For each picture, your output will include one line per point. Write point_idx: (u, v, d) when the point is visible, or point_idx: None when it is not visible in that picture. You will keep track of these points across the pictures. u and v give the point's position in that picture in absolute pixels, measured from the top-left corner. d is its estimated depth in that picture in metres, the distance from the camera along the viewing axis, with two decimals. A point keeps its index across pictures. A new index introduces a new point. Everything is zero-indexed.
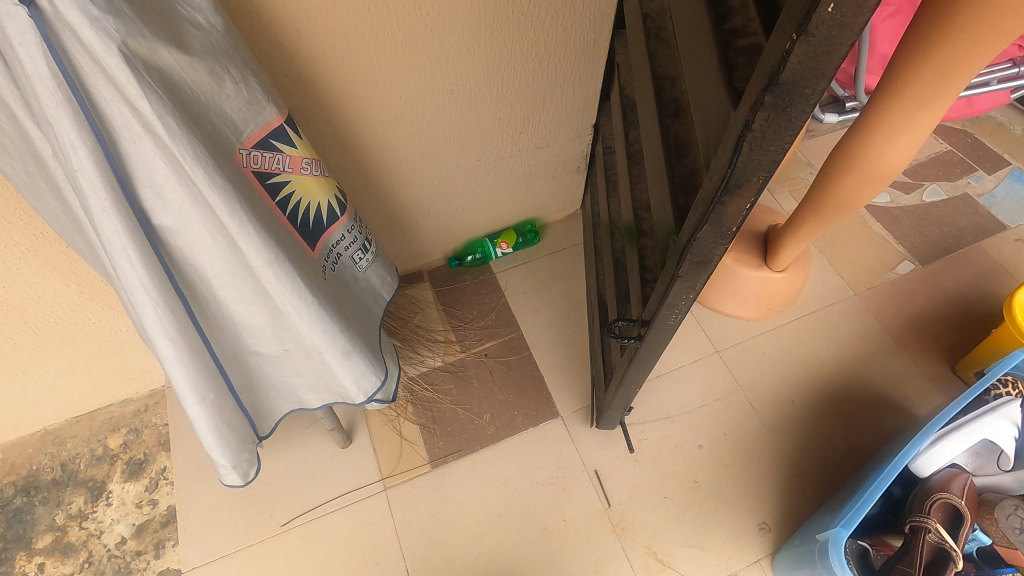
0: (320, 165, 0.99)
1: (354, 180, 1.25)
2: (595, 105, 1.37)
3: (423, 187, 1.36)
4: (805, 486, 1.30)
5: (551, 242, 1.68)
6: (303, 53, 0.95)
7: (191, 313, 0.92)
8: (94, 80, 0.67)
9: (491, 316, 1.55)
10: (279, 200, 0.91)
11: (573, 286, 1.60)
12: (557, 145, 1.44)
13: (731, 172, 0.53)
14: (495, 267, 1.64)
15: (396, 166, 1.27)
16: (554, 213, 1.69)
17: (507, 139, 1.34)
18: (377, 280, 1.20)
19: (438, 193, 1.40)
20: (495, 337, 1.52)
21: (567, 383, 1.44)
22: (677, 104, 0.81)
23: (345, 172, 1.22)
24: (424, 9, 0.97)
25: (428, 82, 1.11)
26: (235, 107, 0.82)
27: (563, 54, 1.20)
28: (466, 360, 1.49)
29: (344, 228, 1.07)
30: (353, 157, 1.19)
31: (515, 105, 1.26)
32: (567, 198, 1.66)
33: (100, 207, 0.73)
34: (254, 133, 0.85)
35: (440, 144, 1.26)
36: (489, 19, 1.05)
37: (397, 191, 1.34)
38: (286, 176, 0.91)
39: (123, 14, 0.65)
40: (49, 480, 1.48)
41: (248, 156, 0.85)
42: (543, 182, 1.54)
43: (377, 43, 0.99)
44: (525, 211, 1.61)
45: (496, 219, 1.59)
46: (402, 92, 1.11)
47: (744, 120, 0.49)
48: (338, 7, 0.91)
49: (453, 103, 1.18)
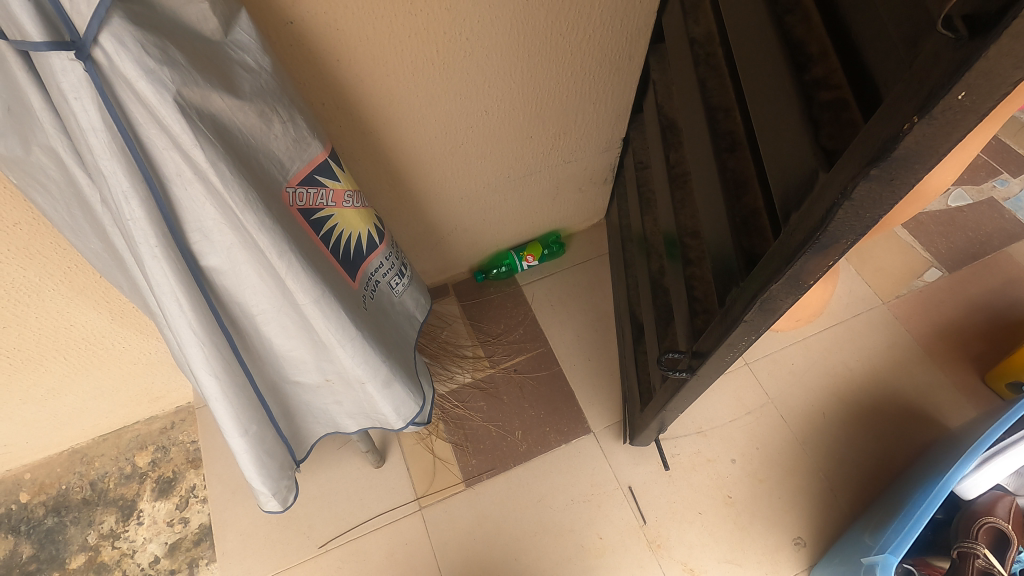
0: (360, 197, 0.98)
1: (386, 201, 1.23)
2: (625, 120, 1.35)
3: (452, 204, 1.34)
4: (838, 500, 1.30)
5: (576, 253, 1.67)
6: (341, 82, 0.93)
7: (235, 349, 0.90)
8: (148, 130, 0.65)
9: (519, 330, 1.54)
10: (323, 234, 0.89)
11: (599, 297, 1.59)
12: (586, 159, 1.42)
13: (820, 234, 0.51)
14: (521, 280, 1.63)
15: (428, 185, 1.25)
16: (578, 224, 1.68)
17: (538, 155, 1.32)
18: (411, 304, 1.20)
19: (467, 209, 1.39)
20: (523, 352, 1.51)
21: (598, 398, 1.44)
22: (733, 137, 0.79)
23: (376, 194, 1.21)
24: (464, 33, 0.95)
25: (463, 103, 1.09)
26: (282, 145, 0.80)
27: (599, 71, 1.17)
28: (496, 376, 1.48)
29: (382, 256, 1.05)
30: (385, 179, 1.18)
31: (548, 122, 1.24)
32: (592, 209, 1.64)
33: (150, 254, 0.72)
34: (300, 170, 0.84)
35: (472, 162, 1.24)
36: (528, 42, 1.03)
37: (428, 210, 1.32)
38: (329, 210, 0.90)
39: (178, 64, 0.63)
40: (79, 500, 1.48)
41: (295, 194, 0.83)
42: (570, 195, 1.53)
43: (415, 69, 0.97)
44: (550, 222, 1.60)
45: (522, 232, 1.58)
46: (436, 116, 1.09)
47: (840, 187, 0.47)
48: (379, 37, 0.89)
49: (487, 123, 1.16)
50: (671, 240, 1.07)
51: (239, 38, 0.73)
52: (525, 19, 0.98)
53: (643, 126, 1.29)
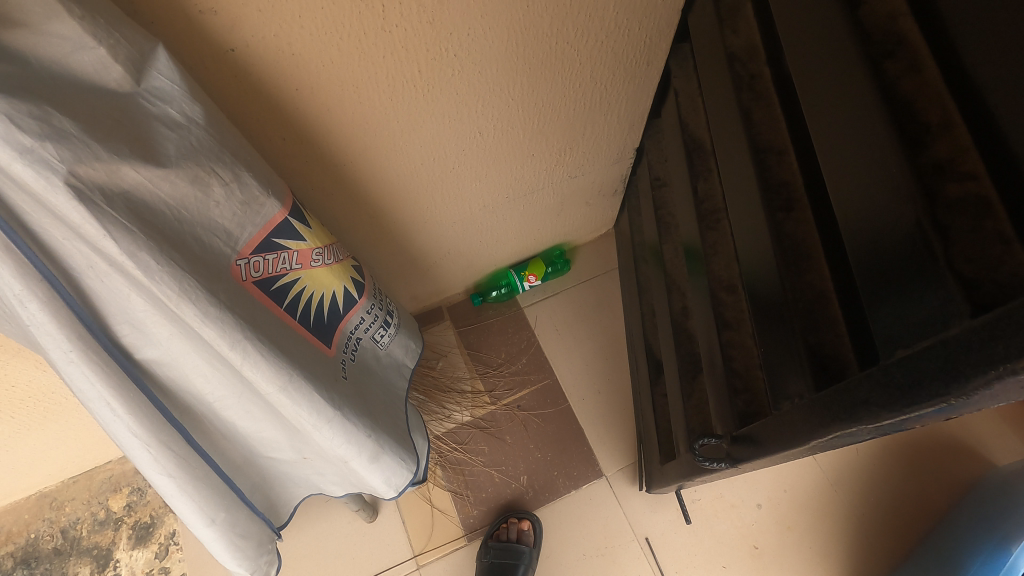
0: (332, 250, 0.82)
1: (364, 231, 1.08)
2: (640, 130, 1.18)
3: (440, 228, 1.18)
4: (874, 550, 1.19)
5: (582, 268, 1.51)
6: (302, 113, 0.77)
7: (190, 439, 0.76)
8: (39, 219, 0.50)
9: (522, 360, 1.40)
10: (287, 304, 0.74)
11: (609, 319, 1.44)
12: (595, 173, 1.25)
13: (955, 396, 0.37)
14: (523, 301, 1.47)
15: (413, 212, 1.09)
16: (585, 236, 1.51)
17: (541, 173, 1.16)
18: (399, 353, 1.05)
19: (459, 233, 1.23)
20: (527, 385, 1.37)
21: (609, 438, 1.31)
22: (790, 192, 0.63)
23: (351, 226, 1.05)
24: (452, 50, 0.78)
25: (453, 125, 0.92)
26: (227, 212, 0.64)
27: (613, 79, 1.00)
28: (497, 414, 1.35)
29: (363, 310, 0.91)
30: (362, 210, 1.02)
31: (552, 139, 1.07)
32: (601, 220, 1.48)
33: (65, 359, 0.57)
34: (253, 236, 0.68)
35: (463, 184, 1.08)
36: (529, 54, 0.85)
37: (413, 237, 1.17)
38: (294, 275, 0.74)
39: (67, 135, 0.47)
40: (50, 550, 1.37)
41: (248, 265, 0.67)
42: (576, 210, 1.36)
43: (393, 92, 0.80)
44: (555, 237, 1.44)
45: (524, 250, 1.42)
46: (422, 142, 0.92)
47: (1001, 353, 0.33)
48: (348, 60, 0.72)
49: (481, 144, 0.99)
50: (698, 276, 0.92)
51: (156, 86, 0.56)
52: (526, 30, 0.81)
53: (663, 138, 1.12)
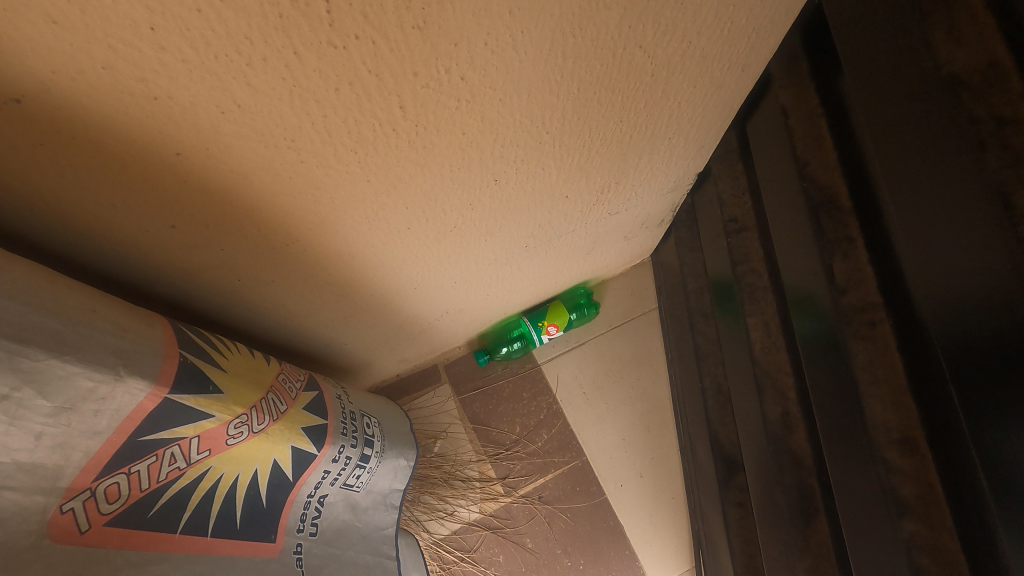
0: (267, 402, 0.53)
1: (327, 309, 0.76)
2: (709, 150, 0.86)
3: (435, 289, 0.87)
4: None
5: (613, 311, 1.20)
6: (197, 181, 0.44)
7: None
8: None
9: (542, 436, 1.11)
10: (187, 522, 0.45)
11: (650, 379, 1.15)
12: (640, 207, 0.94)
13: None
14: (540, 356, 1.17)
15: (397, 280, 0.77)
16: (617, 269, 1.20)
17: (572, 217, 0.84)
18: (388, 483, 0.75)
19: (460, 291, 0.92)
20: (549, 471, 1.09)
21: (656, 538, 1.05)
22: None
23: (308, 306, 0.73)
24: (457, 72, 0.45)
25: (456, 175, 0.59)
26: (12, 442, 0.34)
27: (691, 93, 0.67)
28: (513, 509, 1.07)
29: (327, 461, 0.60)
30: (323, 288, 0.70)
31: (593, 175, 0.75)
32: (638, 252, 1.16)
33: None
34: (95, 454, 0.38)
35: (469, 239, 0.76)
36: (581, 67, 0.52)
37: (398, 306, 0.85)
38: (192, 473, 0.45)
39: None
40: None
41: (94, 501, 0.38)
42: (610, 247, 1.05)
43: (356, 142, 0.47)
44: (581, 277, 1.13)
45: (542, 295, 1.12)
46: (408, 201, 0.60)
47: None
48: (268, 98, 0.39)
49: (495, 193, 0.67)
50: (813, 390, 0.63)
51: None
52: (577, 33, 0.47)
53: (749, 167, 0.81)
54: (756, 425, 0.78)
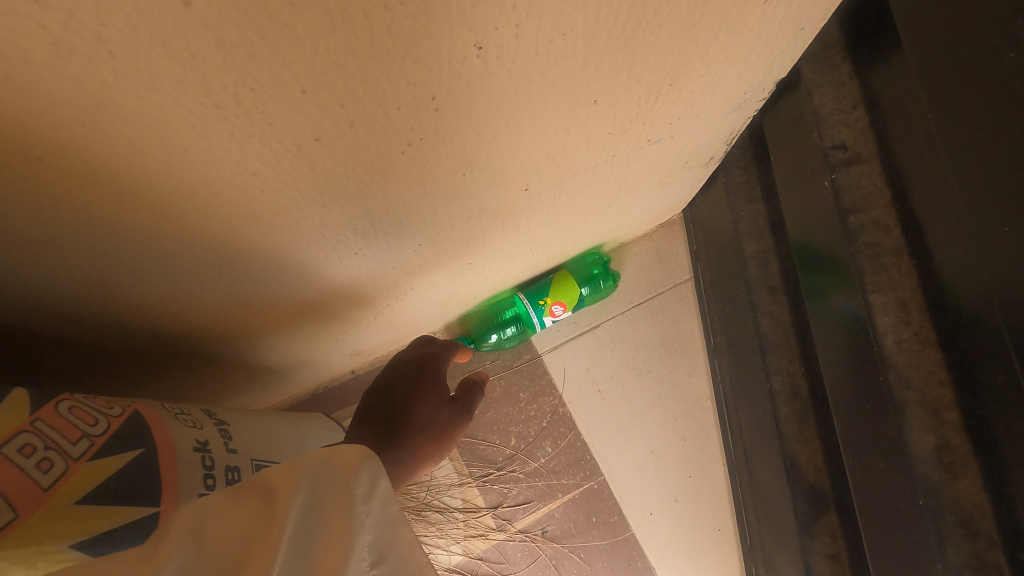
0: None
1: (203, 284, 0.47)
2: (808, 38, 0.56)
3: (387, 251, 0.57)
4: None
5: (636, 281, 0.91)
6: None
7: None
8: None
9: (545, 451, 0.86)
10: None
11: (685, 372, 0.87)
12: (689, 136, 0.65)
13: None
14: (540, 344, 0.90)
15: (320, 238, 0.47)
16: (643, 228, 0.90)
17: (595, 146, 0.56)
18: None
19: (426, 255, 0.63)
20: (554, 497, 0.85)
21: None
22: None
23: (165, 279, 0.44)
24: None
25: (400, 27, 0.29)
26: None
27: None
28: (508, 547, 0.85)
29: None
30: (181, 248, 0.41)
31: (640, 65, 0.45)
32: (673, 205, 0.87)
33: None
34: None
35: (438, 173, 0.46)
36: None
37: (330, 277, 0.56)
38: None
39: None
40: None
41: None
42: (638, 197, 0.76)
43: None
44: (595, 238, 0.84)
45: (542, 264, 0.84)
46: (302, 83, 0.30)
47: None
48: None
49: (475, 82, 0.37)
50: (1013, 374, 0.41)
51: None
52: None
53: (894, 55, 0.52)
54: (879, 460, 0.51)
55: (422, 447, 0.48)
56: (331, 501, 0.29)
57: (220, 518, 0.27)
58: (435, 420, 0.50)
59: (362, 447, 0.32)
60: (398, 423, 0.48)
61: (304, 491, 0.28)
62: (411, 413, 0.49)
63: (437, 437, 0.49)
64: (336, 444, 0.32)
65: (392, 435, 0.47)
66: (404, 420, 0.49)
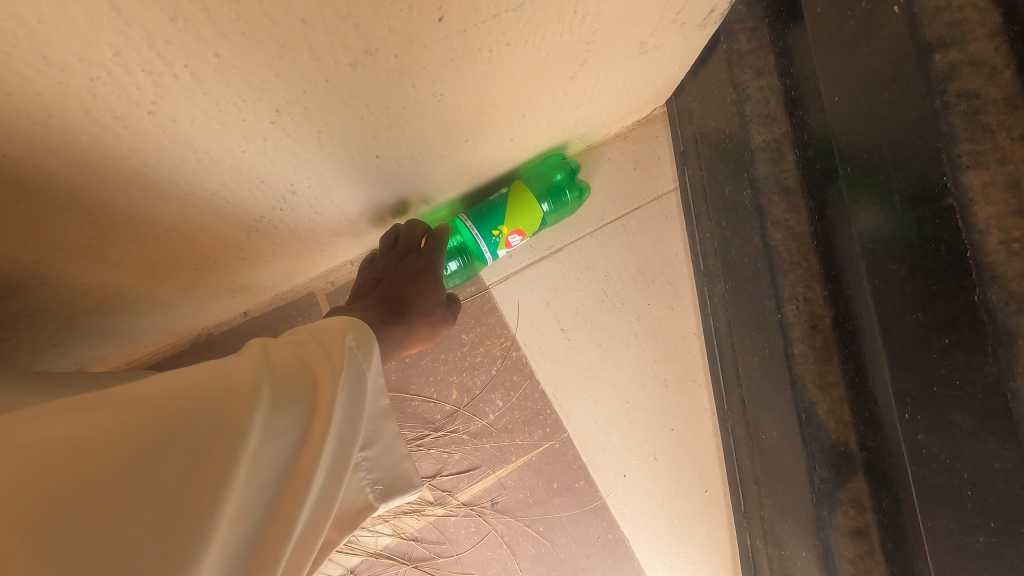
0: None
1: None
2: None
3: (208, 116, 0.35)
4: None
5: (607, 192, 0.72)
6: None
7: None
8: None
9: (493, 406, 0.70)
10: None
11: (666, 305, 0.71)
12: None
13: None
14: (488, 274, 0.71)
15: (33, 67, 0.26)
16: (618, 123, 0.70)
17: None
18: None
19: (292, 133, 0.41)
20: (506, 461, 0.70)
21: (672, 549, 0.69)
22: None
23: None
24: None
25: None
26: None
27: None
28: (450, 523, 0.70)
29: None
30: None
31: None
32: (656, 88, 0.67)
33: None
34: None
35: None
36: None
37: (111, 161, 0.34)
38: None
39: None
40: None
41: None
42: (611, 66, 0.56)
43: None
44: (555, 133, 0.64)
45: (484, 166, 0.63)
46: None
47: None
48: None
49: None
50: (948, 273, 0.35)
51: None
52: None
53: None
54: (958, 418, 0.36)
55: (419, 329, 0.52)
56: (356, 382, 0.34)
57: (281, 358, 0.31)
58: (427, 300, 0.54)
59: (365, 323, 0.37)
60: (399, 312, 0.50)
61: (345, 363, 0.33)
62: (408, 289, 0.53)
63: (431, 324, 0.54)
64: (345, 317, 0.37)
65: (396, 316, 0.49)
66: (404, 295, 0.52)
